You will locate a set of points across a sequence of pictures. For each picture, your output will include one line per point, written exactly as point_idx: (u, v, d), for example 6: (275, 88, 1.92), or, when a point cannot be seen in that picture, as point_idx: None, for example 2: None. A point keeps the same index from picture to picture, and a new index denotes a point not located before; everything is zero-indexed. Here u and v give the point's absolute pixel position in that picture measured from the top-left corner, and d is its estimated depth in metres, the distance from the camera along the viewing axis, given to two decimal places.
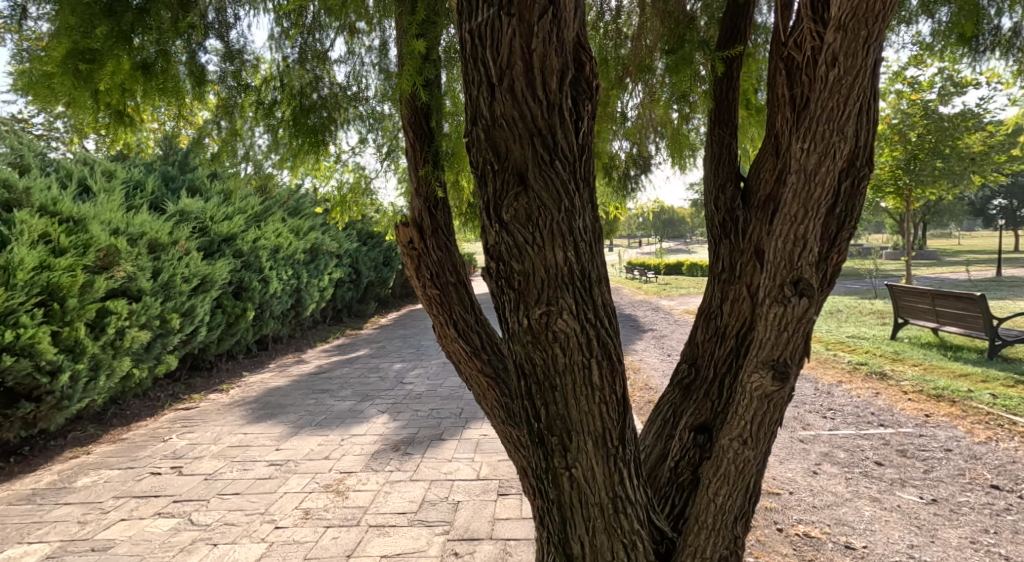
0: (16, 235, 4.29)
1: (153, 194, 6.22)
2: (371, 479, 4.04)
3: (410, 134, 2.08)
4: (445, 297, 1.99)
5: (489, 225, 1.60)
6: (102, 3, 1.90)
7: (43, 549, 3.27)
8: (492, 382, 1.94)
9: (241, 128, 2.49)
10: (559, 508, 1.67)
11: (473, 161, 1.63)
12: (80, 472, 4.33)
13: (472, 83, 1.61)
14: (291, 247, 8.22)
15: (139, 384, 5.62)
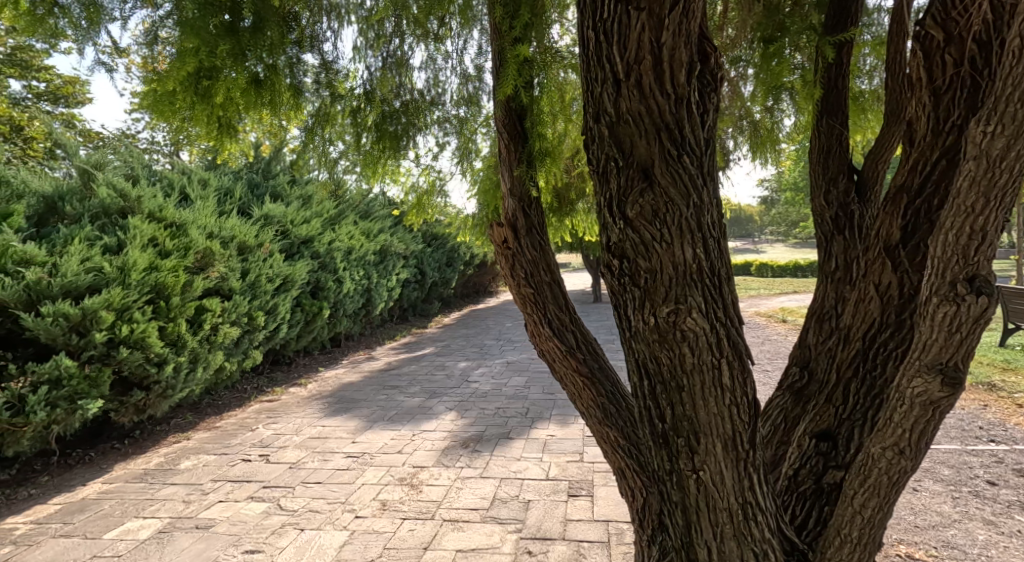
0: (130, 239, 4.68)
1: (241, 200, 6.63)
2: (444, 475, 4.12)
3: (505, 134, 2.09)
4: (540, 296, 2.00)
5: (612, 221, 1.58)
6: (225, 22, 2.02)
7: (155, 524, 3.56)
8: (589, 382, 1.93)
9: (329, 137, 2.58)
10: (683, 511, 1.64)
11: (594, 157, 1.63)
12: (182, 456, 4.68)
13: (596, 79, 1.60)
14: (363, 248, 8.53)
15: (230, 376, 6.00)
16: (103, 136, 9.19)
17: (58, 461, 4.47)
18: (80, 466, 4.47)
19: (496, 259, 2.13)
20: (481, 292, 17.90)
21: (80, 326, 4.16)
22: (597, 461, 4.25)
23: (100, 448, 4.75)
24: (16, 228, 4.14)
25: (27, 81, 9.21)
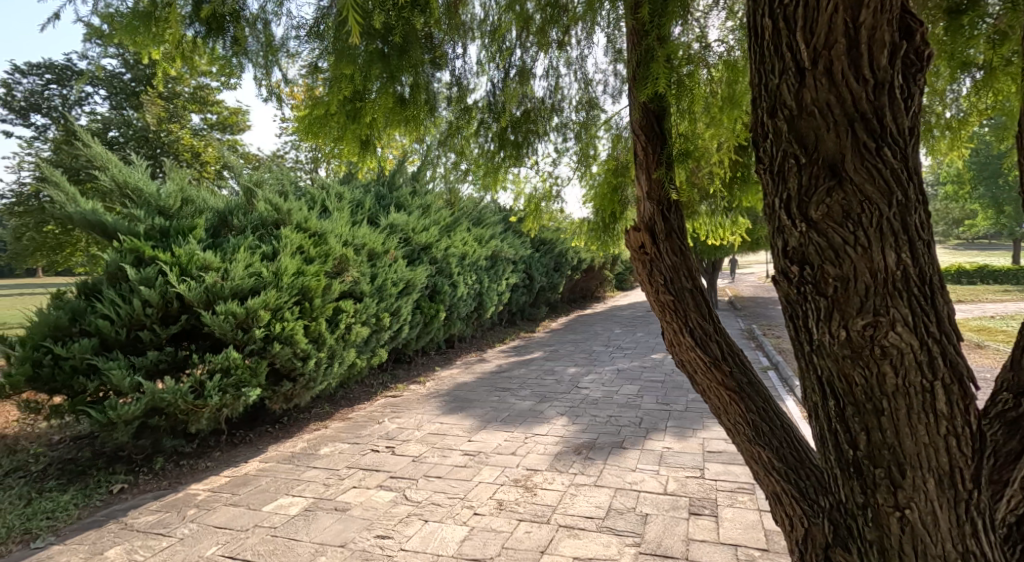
0: (282, 247, 5.26)
1: (370, 211, 7.17)
2: (558, 480, 4.21)
3: (643, 137, 2.14)
4: (680, 304, 1.98)
5: (791, 223, 1.46)
6: (379, 50, 2.24)
7: (302, 502, 3.96)
8: (735, 396, 1.87)
9: (466, 148, 2.78)
10: (880, 553, 1.48)
11: (766, 154, 1.52)
12: (321, 443, 5.16)
13: (772, 71, 1.48)
14: (476, 254, 8.83)
15: (360, 372, 6.48)
16: (257, 157, 10.31)
17: (225, 438, 5.11)
18: (242, 445, 5.07)
19: (631, 263, 2.13)
20: (587, 297, 17.82)
21: (245, 323, 4.72)
22: (718, 479, 4.12)
23: (257, 430, 5.37)
24: (197, 239, 4.78)
25: (201, 113, 10.53)
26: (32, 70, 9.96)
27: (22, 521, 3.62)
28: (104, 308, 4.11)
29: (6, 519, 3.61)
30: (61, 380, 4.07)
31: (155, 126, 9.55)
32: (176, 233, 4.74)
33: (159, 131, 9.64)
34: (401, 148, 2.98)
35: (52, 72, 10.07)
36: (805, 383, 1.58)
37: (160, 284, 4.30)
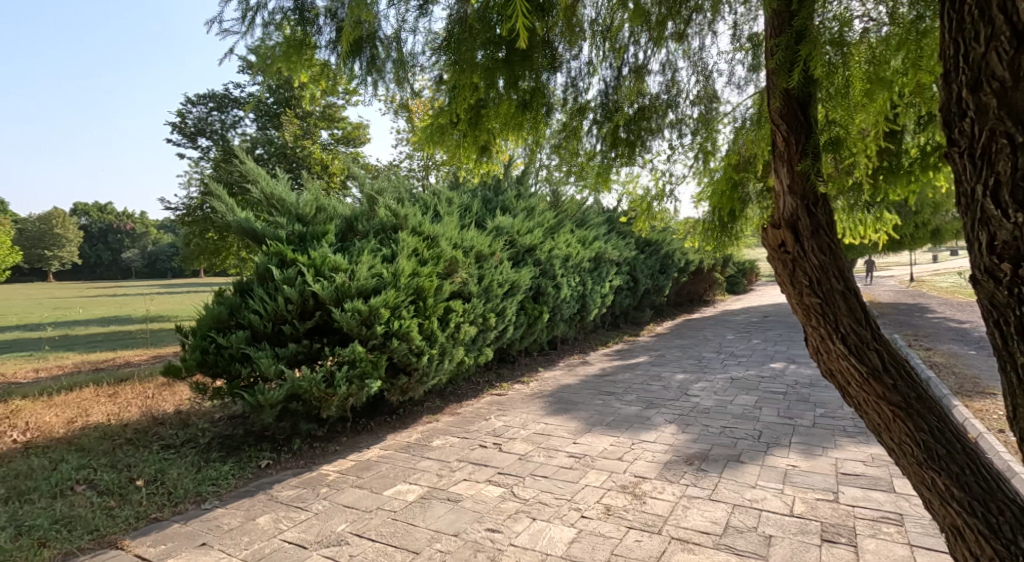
0: (400, 249, 5.65)
1: (477, 215, 7.44)
2: (668, 490, 4.13)
3: (783, 126, 2.04)
4: (829, 307, 1.89)
5: (1001, 215, 1.26)
6: (501, 57, 2.35)
7: (417, 490, 4.20)
8: (899, 413, 1.78)
9: (577, 149, 2.82)
10: None
11: (964, 135, 1.33)
12: (432, 435, 5.44)
13: (976, 39, 1.30)
14: (580, 255, 8.79)
15: (468, 370, 6.72)
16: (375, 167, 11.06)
17: (350, 425, 5.56)
18: (364, 433, 5.51)
19: (771, 263, 2.07)
20: (695, 301, 17.22)
21: (368, 319, 5.10)
22: (855, 505, 3.83)
23: (377, 419, 5.78)
24: (329, 243, 5.41)
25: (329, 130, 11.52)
26: (199, 101, 11.63)
27: (192, 485, 4.24)
28: (255, 304, 4.73)
29: (179, 482, 4.24)
30: (222, 366, 4.69)
31: (293, 142, 10.77)
32: (311, 238, 5.40)
33: (295, 147, 10.84)
34: (512, 154, 3.13)
35: (214, 101, 11.69)
36: (1016, 402, 1.35)
37: (299, 283, 4.84)
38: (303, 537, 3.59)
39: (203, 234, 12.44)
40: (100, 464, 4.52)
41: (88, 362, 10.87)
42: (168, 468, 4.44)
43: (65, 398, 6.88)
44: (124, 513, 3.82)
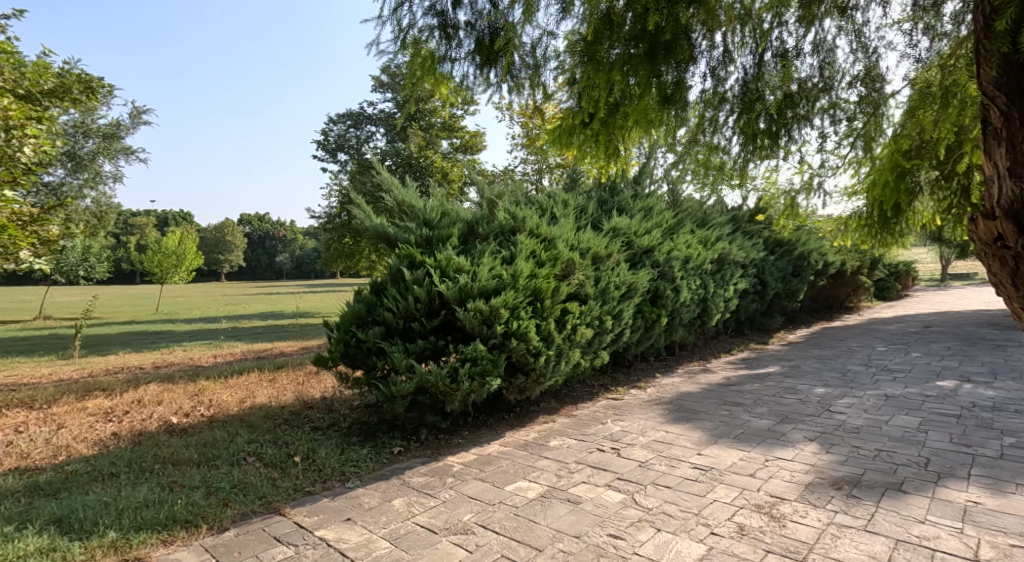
0: (519, 251, 5.82)
1: (593, 216, 7.42)
2: (812, 514, 3.82)
3: (1001, 97, 2.02)
4: None
5: None
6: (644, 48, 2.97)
7: (537, 488, 4.36)
8: None
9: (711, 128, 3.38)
10: None
11: None
12: (549, 436, 5.54)
13: None
14: (701, 257, 8.37)
15: (583, 372, 6.67)
16: (495, 177, 11.53)
17: (471, 420, 5.85)
18: (484, 428, 5.77)
19: (989, 253, 2.20)
20: (834, 308, 15.84)
21: (489, 319, 5.27)
22: None
23: (496, 416, 5.99)
24: (453, 245, 5.74)
25: (450, 139, 12.16)
26: (339, 119, 12.73)
27: (337, 465, 4.81)
28: (388, 301, 5.21)
29: (326, 462, 4.84)
30: (361, 357, 5.22)
31: (417, 153, 11.72)
32: (437, 241, 5.78)
33: (419, 157, 11.79)
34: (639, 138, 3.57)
35: (351, 119, 12.70)
36: None
37: (426, 284, 5.21)
38: (433, 522, 3.93)
39: (340, 239, 13.57)
40: (265, 440, 5.30)
41: (249, 350, 12.38)
42: (317, 448, 5.09)
43: (236, 380, 7.97)
44: (285, 484, 4.47)
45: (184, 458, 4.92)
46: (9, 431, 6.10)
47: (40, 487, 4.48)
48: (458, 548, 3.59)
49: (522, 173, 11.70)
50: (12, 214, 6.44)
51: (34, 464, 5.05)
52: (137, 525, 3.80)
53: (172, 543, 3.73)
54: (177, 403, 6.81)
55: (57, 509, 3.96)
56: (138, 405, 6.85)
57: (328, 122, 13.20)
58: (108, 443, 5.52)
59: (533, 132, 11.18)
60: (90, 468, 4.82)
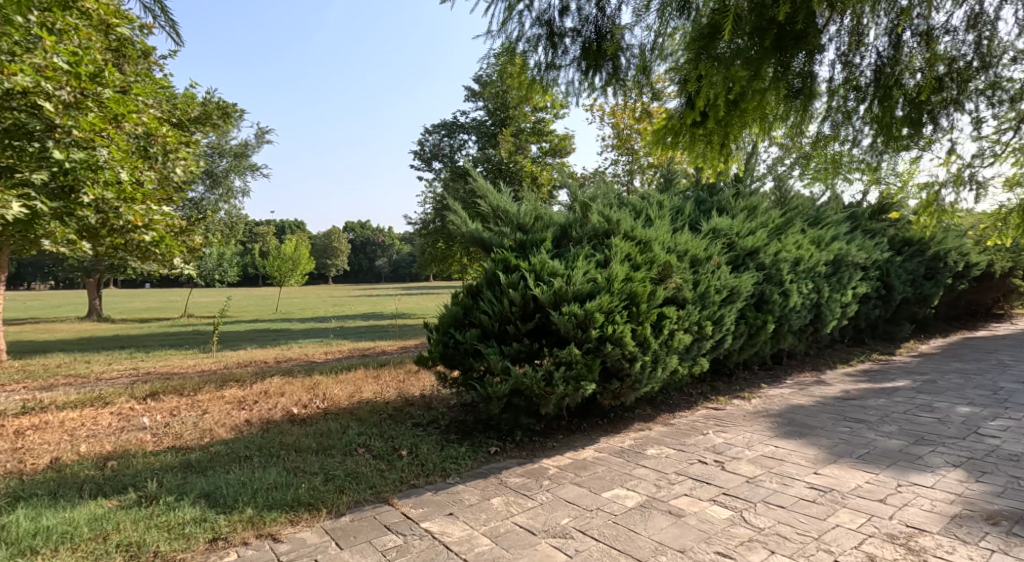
0: (613, 254, 5.70)
1: (691, 217, 7.13)
2: (960, 551, 3.40)
3: None
4: None
5: None
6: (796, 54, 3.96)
7: (637, 497, 4.22)
8: None
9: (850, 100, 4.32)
10: None
11: None
12: (646, 444, 5.35)
13: None
14: (814, 258, 7.79)
15: (680, 379, 6.39)
16: (590, 179, 11.43)
17: (565, 423, 5.77)
18: (578, 432, 5.67)
19: None
20: (976, 317, 14.20)
21: (584, 323, 5.16)
22: None
23: (590, 421, 5.88)
24: (546, 248, 5.69)
25: (539, 144, 12.22)
26: (434, 129, 13.12)
27: (438, 461, 4.92)
28: (485, 304, 5.28)
29: (429, 457, 4.97)
30: (459, 358, 5.37)
31: (507, 158, 11.89)
32: (530, 245, 5.74)
33: (510, 162, 11.95)
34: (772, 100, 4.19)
35: (445, 128, 13.02)
36: None
37: (521, 287, 5.21)
38: (532, 523, 3.91)
39: (434, 244, 13.96)
40: (374, 433, 5.52)
41: (356, 348, 13.01)
42: (420, 443, 5.24)
43: (345, 376, 8.38)
44: (392, 475, 4.65)
45: (305, 445, 5.24)
46: (165, 414, 6.76)
47: (191, 464, 4.91)
48: (558, 552, 3.56)
49: (614, 174, 11.52)
50: (168, 226, 8.71)
51: (185, 443, 5.55)
52: (269, 504, 4.13)
53: (298, 523, 3.99)
54: (296, 395, 7.27)
55: (205, 485, 4.40)
56: (265, 395, 7.39)
57: (424, 132, 13.64)
58: (242, 428, 5.97)
59: (624, 133, 10.94)
60: (229, 450, 5.23)
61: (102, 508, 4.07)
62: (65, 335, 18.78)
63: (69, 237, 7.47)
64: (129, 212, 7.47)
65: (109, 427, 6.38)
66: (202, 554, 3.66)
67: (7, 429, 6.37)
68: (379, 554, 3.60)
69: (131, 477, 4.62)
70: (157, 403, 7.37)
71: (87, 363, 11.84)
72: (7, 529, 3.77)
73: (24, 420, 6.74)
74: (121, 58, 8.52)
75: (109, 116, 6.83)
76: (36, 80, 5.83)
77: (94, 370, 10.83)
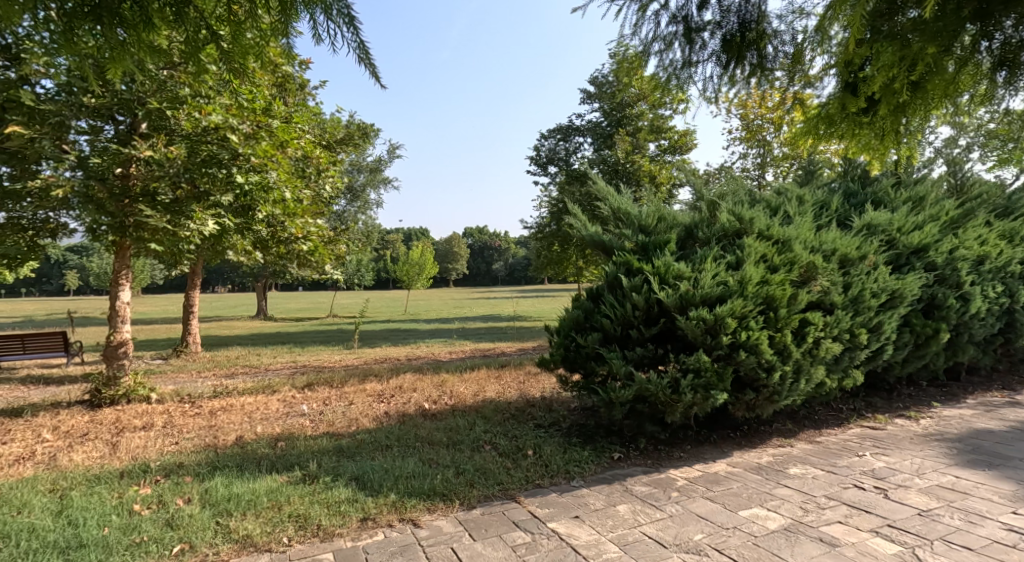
0: (746, 256, 5.22)
1: (839, 212, 6.40)
2: None
3: None
4: None
5: None
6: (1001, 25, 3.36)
7: (781, 519, 3.81)
8: None
9: None
10: None
11: None
12: (788, 462, 4.84)
13: None
14: (1002, 256, 6.66)
15: (828, 393, 5.71)
16: (723, 177, 10.74)
17: (693, 434, 5.37)
18: (708, 444, 5.26)
19: None
20: None
21: (714, 329, 4.79)
22: None
23: (720, 432, 5.44)
24: (671, 251, 5.33)
25: (658, 141, 11.74)
26: (550, 134, 13.03)
27: (562, 462, 4.75)
28: (606, 308, 5.09)
29: (552, 458, 4.81)
30: (581, 361, 5.23)
31: (624, 158, 11.53)
32: (654, 247, 5.42)
33: (626, 162, 11.58)
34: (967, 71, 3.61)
35: (560, 132, 12.87)
36: None
37: (645, 290, 4.95)
38: (662, 535, 3.66)
39: (550, 248, 13.87)
40: (498, 431, 5.47)
41: (474, 348, 13.35)
42: (543, 444, 5.11)
43: (470, 374, 8.51)
44: (518, 473, 4.54)
45: (437, 439, 5.31)
46: (319, 403, 7.22)
47: (342, 449, 5.13)
48: None
49: (744, 169, 10.75)
50: (322, 235, 9.52)
51: (338, 430, 5.85)
52: (410, 491, 4.19)
53: (434, 511, 4.01)
54: (428, 391, 7.46)
55: (355, 468, 4.56)
56: (400, 390, 7.65)
57: (540, 138, 13.61)
58: (383, 419, 6.19)
59: (754, 124, 10.16)
60: (373, 438, 5.42)
61: (276, 481, 4.37)
62: (239, 331, 21.08)
63: (248, 248, 8.22)
64: (292, 225, 8.35)
65: (277, 411, 6.91)
66: (354, 530, 3.78)
67: (202, 409, 7.14)
68: (509, 549, 3.53)
69: (296, 457, 4.91)
70: (313, 392, 7.92)
71: (257, 355, 13.11)
72: (208, 493, 4.19)
73: (211, 402, 7.52)
74: (285, 90, 9.47)
75: (277, 143, 7.53)
76: (225, 117, 6.69)
77: (262, 362, 11.97)
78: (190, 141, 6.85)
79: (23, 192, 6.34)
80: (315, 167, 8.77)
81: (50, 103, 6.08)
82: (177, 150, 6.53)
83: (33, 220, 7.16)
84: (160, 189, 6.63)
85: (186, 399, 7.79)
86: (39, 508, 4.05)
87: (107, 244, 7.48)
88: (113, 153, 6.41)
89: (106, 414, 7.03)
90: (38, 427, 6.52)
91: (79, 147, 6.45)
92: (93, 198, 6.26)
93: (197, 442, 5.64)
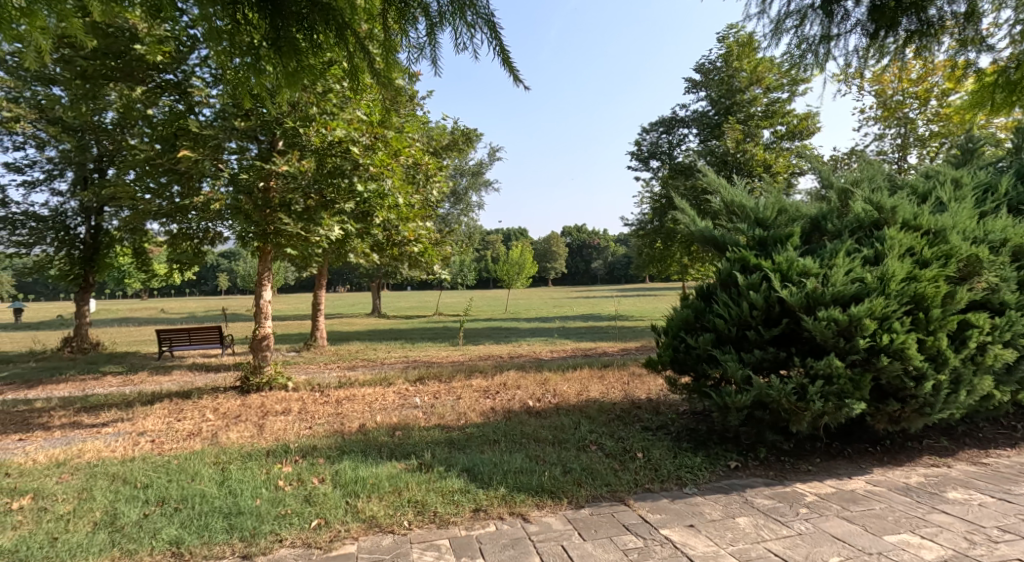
0: (887, 249, 4.49)
1: (1009, 195, 5.41)
2: None
3: None
4: None
5: None
6: None
7: (940, 550, 3.20)
8: None
9: None
10: None
11: None
12: (947, 484, 4.11)
13: None
14: None
15: (996, 407, 4.83)
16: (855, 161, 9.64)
17: (822, 446, 4.74)
18: (841, 458, 4.61)
19: None
20: None
21: (849, 331, 4.18)
22: None
23: (856, 446, 4.76)
24: (794, 245, 4.73)
25: (773, 127, 10.85)
26: (652, 127, 12.45)
27: (672, 468, 4.34)
28: (719, 308, 4.61)
29: (662, 463, 4.41)
30: (691, 363, 4.79)
31: (734, 149, 10.55)
32: (773, 242, 4.85)
33: (737, 152, 10.63)
34: None
35: (663, 125, 12.25)
36: None
37: (764, 289, 4.41)
38: (792, 555, 3.19)
39: (652, 245, 13.23)
40: (605, 431, 5.13)
41: (580, 346, 13.03)
42: (652, 447, 4.72)
43: (574, 373, 8.21)
44: (626, 476, 4.19)
45: (542, 437, 5.06)
46: (430, 396, 7.24)
47: (453, 440, 5.04)
48: None
49: (881, 153, 9.63)
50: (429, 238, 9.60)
51: (449, 423, 5.77)
52: (518, 487, 3.97)
53: (543, 507, 3.76)
54: (531, 389, 7.25)
55: (465, 461, 4.41)
56: (504, 387, 7.49)
57: (641, 131, 13.01)
58: (490, 414, 6.05)
59: (892, 101, 9.05)
60: (481, 432, 5.27)
61: (395, 468, 4.30)
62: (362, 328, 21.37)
63: (366, 250, 8.38)
64: (405, 229, 8.43)
65: (393, 402, 7.01)
66: (468, 520, 3.62)
67: (330, 397, 7.41)
68: (621, 552, 3.23)
69: (412, 446, 4.86)
70: (423, 386, 7.98)
71: (374, 350, 13.60)
72: (338, 475, 4.20)
73: (337, 392, 7.78)
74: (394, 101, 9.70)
75: (392, 152, 7.57)
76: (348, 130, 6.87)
77: (378, 356, 12.38)
78: (318, 155, 7.03)
79: (190, 207, 6.81)
80: (424, 172, 8.83)
81: (209, 128, 6.58)
82: (308, 163, 6.85)
83: (197, 231, 7.65)
84: (296, 200, 6.90)
85: (317, 388, 8.13)
86: (206, 477, 4.26)
87: (252, 250, 7.77)
88: (257, 168, 6.72)
89: (254, 399, 7.46)
90: (202, 408, 7.05)
91: (229, 166, 6.89)
92: (242, 209, 6.68)
93: (327, 427, 5.80)
